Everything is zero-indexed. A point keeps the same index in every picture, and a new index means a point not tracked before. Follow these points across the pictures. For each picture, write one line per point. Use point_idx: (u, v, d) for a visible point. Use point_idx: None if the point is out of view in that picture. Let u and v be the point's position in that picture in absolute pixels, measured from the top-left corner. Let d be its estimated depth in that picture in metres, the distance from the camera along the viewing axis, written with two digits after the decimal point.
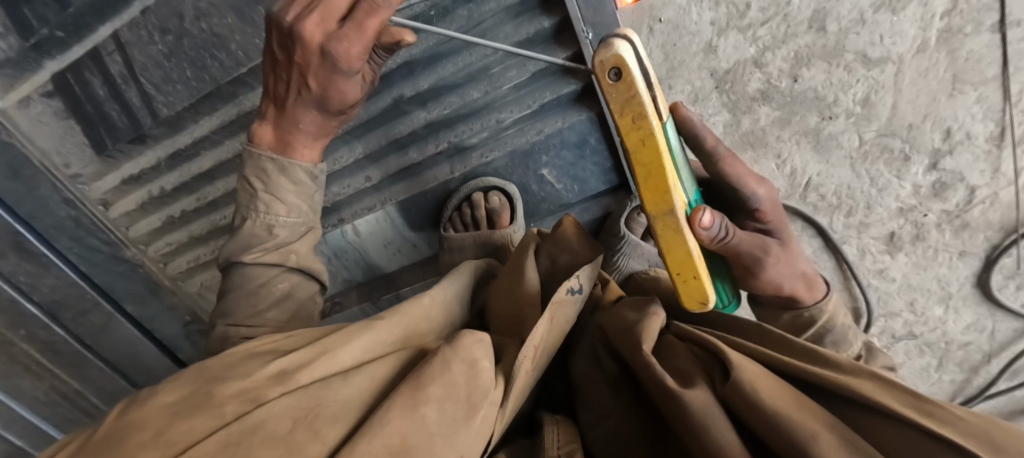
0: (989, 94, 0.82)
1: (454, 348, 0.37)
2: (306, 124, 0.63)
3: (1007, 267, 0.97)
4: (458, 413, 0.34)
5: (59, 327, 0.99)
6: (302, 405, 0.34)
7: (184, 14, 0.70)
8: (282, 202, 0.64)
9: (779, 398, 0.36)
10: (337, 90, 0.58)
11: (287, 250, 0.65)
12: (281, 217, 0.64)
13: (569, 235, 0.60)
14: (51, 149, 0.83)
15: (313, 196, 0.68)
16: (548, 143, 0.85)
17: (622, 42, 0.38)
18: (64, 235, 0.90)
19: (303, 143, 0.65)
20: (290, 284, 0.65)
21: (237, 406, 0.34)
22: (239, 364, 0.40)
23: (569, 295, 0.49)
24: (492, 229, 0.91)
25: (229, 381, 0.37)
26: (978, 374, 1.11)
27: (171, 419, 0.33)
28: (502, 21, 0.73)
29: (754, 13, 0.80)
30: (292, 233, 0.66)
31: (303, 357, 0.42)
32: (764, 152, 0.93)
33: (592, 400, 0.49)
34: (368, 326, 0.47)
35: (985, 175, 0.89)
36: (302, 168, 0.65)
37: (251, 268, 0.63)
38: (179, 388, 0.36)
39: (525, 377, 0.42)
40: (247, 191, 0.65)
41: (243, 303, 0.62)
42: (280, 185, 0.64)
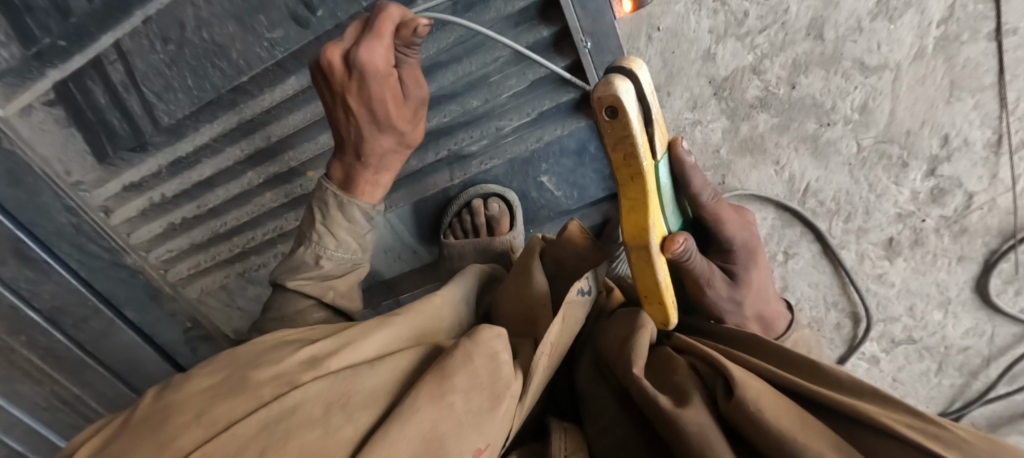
0: (986, 101, 0.82)
1: (476, 342, 0.38)
2: (369, 156, 0.67)
3: (1006, 272, 0.97)
4: (483, 404, 0.34)
5: (60, 334, 0.99)
6: (336, 391, 0.35)
7: (185, 24, 0.70)
8: (333, 237, 0.71)
9: (779, 415, 0.36)
10: (381, 109, 0.60)
11: (326, 285, 0.71)
12: (329, 251, 0.71)
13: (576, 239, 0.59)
14: (52, 156, 0.84)
15: (363, 234, 0.73)
16: (547, 150, 0.86)
17: (623, 82, 0.34)
18: (65, 241, 0.90)
19: (365, 177, 0.70)
20: (323, 316, 0.71)
21: (272, 390, 0.36)
22: (270, 352, 0.42)
23: (579, 297, 0.48)
24: (491, 236, 0.90)
25: (263, 368, 0.38)
26: (977, 378, 1.11)
27: (210, 402, 0.35)
28: (501, 31, 0.74)
29: (752, 21, 0.80)
30: (336, 267, 0.72)
31: (329, 346, 0.43)
32: (763, 158, 0.94)
33: (597, 416, 0.49)
34: (383, 322, 0.48)
35: (984, 181, 0.89)
36: (359, 207, 0.71)
37: (295, 295, 0.70)
38: (216, 374, 0.39)
39: (541, 374, 0.42)
40: (309, 219, 0.73)
41: (281, 325, 0.69)
42: (335, 219, 0.71)
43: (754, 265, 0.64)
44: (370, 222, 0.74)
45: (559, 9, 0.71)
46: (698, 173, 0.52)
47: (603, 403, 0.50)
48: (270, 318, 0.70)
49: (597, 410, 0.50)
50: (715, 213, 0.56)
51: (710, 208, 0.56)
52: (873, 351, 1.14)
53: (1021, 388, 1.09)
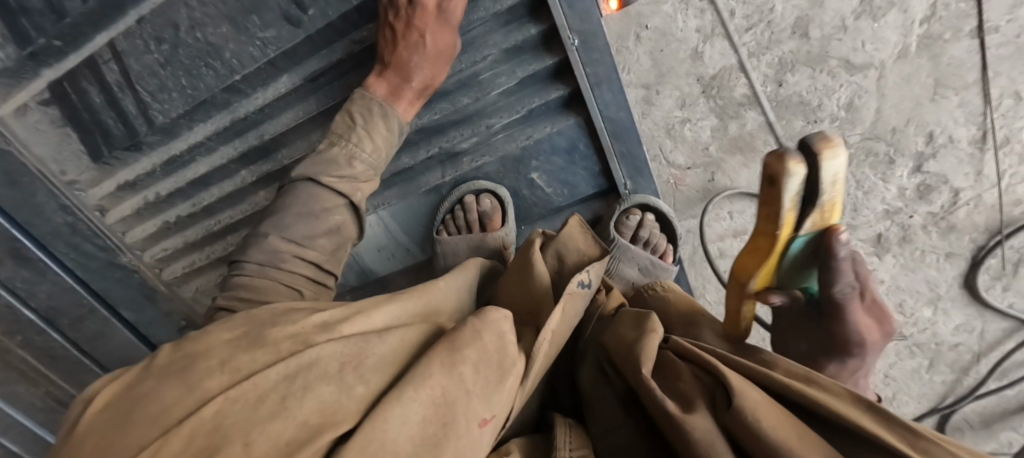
0: (970, 99, 0.84)
1: (483, 321, 0.38)
2: (415, 81, 0.74)
3: (993, 267, 0.99)
4: (491, 376, 0.36)
5: (56, 333, 0.99)
6: (348, 352, 0.37)
7: (179, 25, 0.72)
8: (372, 141, 0.75)
9: (781, 428, 0.37)
10: (444, 37, 0.72)
11: (355, 186, 0.76)
12: (365, 153, 0.76)
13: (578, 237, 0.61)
14: (47, 156, 0.84)
15: (393, 145, 0.79)
16: (537, 148, 0.87)
17: (794, 161, 0.32)
18: (60, 241, 0.91)
19: (407, 97, 0.76)
20: (343, 218, 0.76)
21: (291, 347, 0.39)
22: (287, 313, 0.45)
23: (579, 289, 0.50)
24: (483, 233, 0.93)
25: (283, 327, 0.41)
26: (967, 374, 1.11)
27: (234, 352, 0.39)
28: (491, 30, 0.76)
29: (738, 20, 0.82)
30: (364, 171, 0.77)
31: (344, 313, 0.45)
32: (753, 156, 0.93)
33: (603, 415, 0.50)
34: (390, 298, 0.48)
35: (970, 178, 0.91)
36: (396, 120, 0.77)
37: (323, 192, 0.74)
38: (239, 330, 0.42)
39: (542, 359, 0.43)
40: (347, 122, 0.75)
41: (305, 222, 0.72)
42: (376, 127, 0.75)
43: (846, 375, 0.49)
44: (401, 136, 0.79)
45: (547, 6, 0.72)
46: (847, 262, 0.38)
47: (608, 403, 0.50)
48: (288, 212, 0.72)
49: (604, 409, 0.50)
50: (839, 308, 0.42)
51: (836, 301, 0.41)
52: None
53: (1012, 383, 1.09)
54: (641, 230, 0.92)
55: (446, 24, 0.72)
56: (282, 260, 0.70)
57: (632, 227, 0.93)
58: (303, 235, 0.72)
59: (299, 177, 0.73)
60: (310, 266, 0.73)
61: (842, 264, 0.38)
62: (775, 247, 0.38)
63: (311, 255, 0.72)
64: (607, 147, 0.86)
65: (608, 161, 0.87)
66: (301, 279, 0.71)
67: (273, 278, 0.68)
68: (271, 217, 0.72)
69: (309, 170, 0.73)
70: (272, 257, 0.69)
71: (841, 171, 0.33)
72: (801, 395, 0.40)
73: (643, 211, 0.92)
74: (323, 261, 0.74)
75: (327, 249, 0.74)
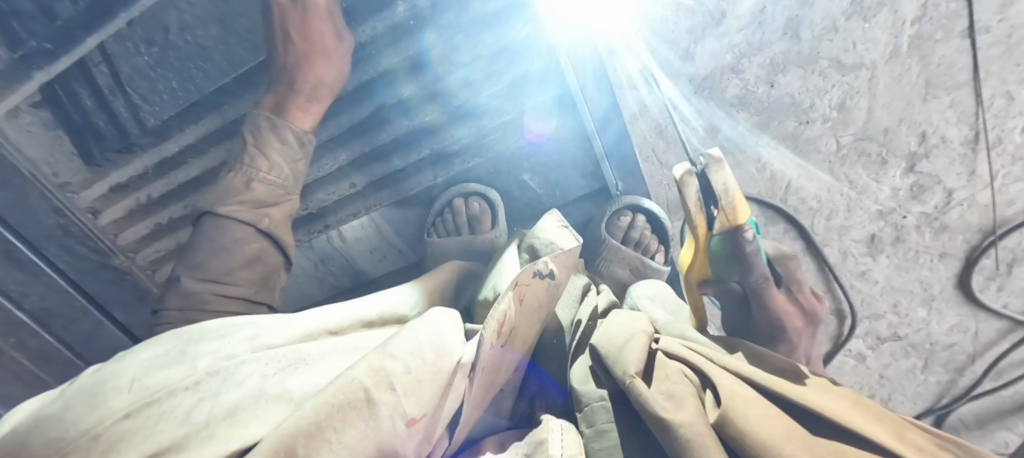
0: (962, 99, 0.84)
1: (422, 321, 0.36)
2: (302, 83, 0.67)
3: (988, 267, 0.98)
4: (425, 375, 0.33)
5: (45, 334, 0.96)
6: (277, 366, 0.36)
7: (168, 27, 0.73)
8: (266, 158, 0.66)
9: (773, 428, 0.36)
10: (315, 30, 0.66)
11: (262, 212, 0.66)
12: (263, 173, 0.66)
13: (556, 231, 0.56)
14: (40, 158, 0.84)
15: (298, 161, 0.69)
16: (527, 149, 0.89)
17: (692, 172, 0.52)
18: (53, 243, 0.90)
19: (298, 103, 0.68)
20: (261, 246, 0.66)
21: (210, 362, 0.37)
22: (214, 326, 0.43)
23: (540, 281, 0.48)
24: (473, 234, 0.91)
25: (207, 342, 0.40)
26: (963, 375, 1.11)
27: (147, 370, 0.36)
28: (479, 32, 0.75)
29: (729, 20, 0.82)
30: (269, 193, 0.67)
31: (277, 324, 0.43)
32: (744, 157, 0.95)
33: (589, 416, 0.46)
34: (344, 304, 0.48)
35: (963, 178, 0.90)
36: (292, 129, 0.68)
37: (227, 224, 0.63)
38: (155, 346, 0.39)
39: (490, 354, 0.40)
40: (239, 145, 0.67)
41: (215, 258, 0.62)
42: (269, 142, 0.66)
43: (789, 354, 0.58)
44: (304, 149, 0.70)
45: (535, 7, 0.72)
46: (755, 255, 0.52)
47: (599, 401, 0.46)
48: (199, 248, 0.63)
49: (593, 410, 0.46)
50: (759, 291, 0.54)
51: (755, 285, 0.54)
52: (860, 348, 1.14)
53: (1008, 382, 1.09)
54: (632, 230, 0.92)
55: (310, 15, 0.66)
56: (202, 303, 0.61)
57: (623, 228, 0.92)
58: (216, 272, 0.62)
59: (201, 211, 0.64)
60: (238, 301, 0.64)
61: (749, 256, 0.52)
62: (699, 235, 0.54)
63: (235, 293, 0.63)
64: (598, 147, 0.86)
65: (599, 162, 0.88)
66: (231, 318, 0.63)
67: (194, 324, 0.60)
68: (185, 257, 0.63)
69: (208, 202, 0.63)
70: (188, 302, 0.61)
71: (729, 180, 0.51)
72: (791, 397, 0.39)
73: (634, 213, 0.94)
74: (251, 294, 0.65)
75: (253, 282, 0.65)
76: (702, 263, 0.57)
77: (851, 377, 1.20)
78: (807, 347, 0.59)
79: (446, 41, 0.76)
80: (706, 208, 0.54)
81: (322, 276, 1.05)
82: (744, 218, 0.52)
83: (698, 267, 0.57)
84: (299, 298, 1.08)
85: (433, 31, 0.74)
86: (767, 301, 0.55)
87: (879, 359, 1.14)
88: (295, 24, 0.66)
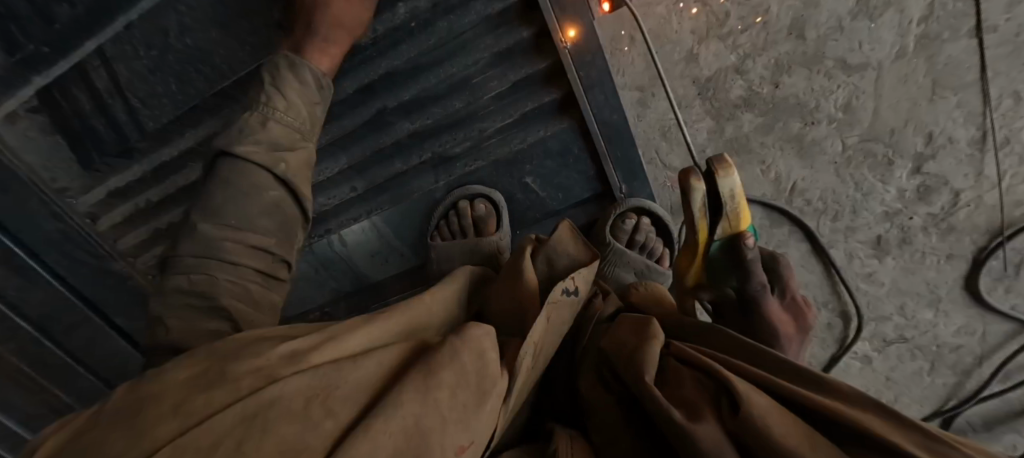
0: (968, 99, 0.83)
1: (461, 338, 0.36)
2: (320, 23, 0.65)
3: (995, 269, 0.97)
4: (468, 399, 0.33)
5: (47, 339, 0.95)
6: (314, 384, 0.32)
7: (169, 29, 0.71)
8: (283, 97, 0.63)
9: (795, 436, 0.34)
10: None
11: (278, 157, 0.62)
12: (280, 113, 0.62)
13: (570, 242, 0.58)
14: (37, 164, 0.82)
15: (315, 105, 0.66)
16: (532, 152, 0.87)
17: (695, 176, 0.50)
18: (53, 249, 0.88)
19: (318, 44, 0.66)
20: (279, 195, 0.62)
21: (254, 383, 0.32)
22: (249, 342, 0.38)
23: (566, 298, 0.48)
24: (478, 236, 0.91)
25: (248, 359, 0.34)
26: (970, 377, 1.10)
27: (189, 393, 0.32)
28: (481, 33, 0.75)
29: (733, 21, 0.82)
30: (285, 136, 0.63)
31: (315, 337, 0.39)
32: (749, 158, 0.93)
33: (597, 425, 0.46)
34: (368, 319, 0.44)
35: (970, 179, 0.89)
36: (312, 72, 0.65)
37: (246, 167, 0.60)
38: (195, 367, 0.35)
39: (524, 374, 0.41)
40: (257, 85, 0.64)
41: (233, 203, 0.59)
42: (286, 81, 0.63)
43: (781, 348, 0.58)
44: (322, 93, 0.67)
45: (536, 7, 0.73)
46: (755, 263, 0.52)
47: (604, 410, 0.46)
48: (215, 195, 0.59)
49: (599, 418, 0.46)
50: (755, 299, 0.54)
51: (752, 293, 0.54)
52: (865, 350, 1.13)
53: (1016, 385, 1.08)
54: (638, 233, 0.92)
55: None
56: (222, 251, 0.58)
57: (629, 232, 0.92)
58: (234, 219, 0.59)
59: (216, 151, 0.60)
60: (256, 253, 0.61)
61: (749, 264, 0.52)
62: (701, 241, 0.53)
63: (252, 240, 0.60)
64: (603, 149, 0.85)
65: (603, 165, 0.87)
66: (248, 273, 0.60)
67: (212, 273, 0.57)
68: (198, 202, 0.59)
69: (223, 142, 0.60)
70: (205, 250, 0.58)
71: (736, 186, 0.49)
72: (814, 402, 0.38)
73: (639, 215, 0.92)
74: (271, 245, 0.62)
75: (275, 232, 0.62)
76: (699, 267, 0.57)
77: (857, 381, 1.18)
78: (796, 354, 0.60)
79: (450, 40, 0.75)
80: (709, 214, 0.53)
81: (322, 281, 1.03)
82: (745, 226, 0.51)
83: (693, 270, 0.57)
84: (298, 303, 1.07)
85: (438, 31, 0.73)
86: (763, 308, 0.55)
87: (884, 361, 1.13)
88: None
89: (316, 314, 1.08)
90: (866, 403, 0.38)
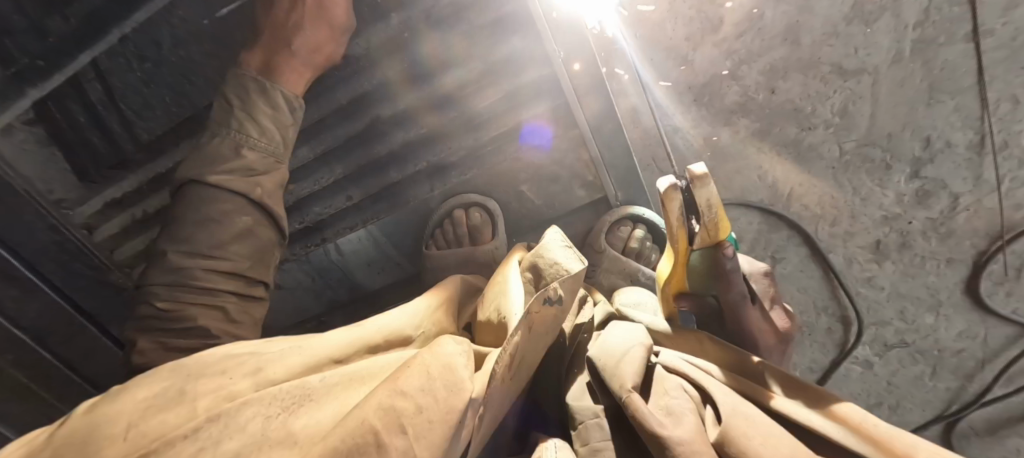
0: (966, 103, 0.82)
1: (432, 353, 0.33)
2: (299, 46, 0.65)
3: (996, 273, 0.96)
4: (435, 416, 0.29)
5: (44, 350, 0.89)
6: (279, 404, 0.32)
7: (161, 42, 0.73)
8: (258, 124, 0.63)
9: (776, 450, 0.35)
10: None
11: (253, 182, 0.63)
12: (255, 140, 0.63)
13: (561, 251, 0.51)
14: (32, 175, 0.80)
15: (289, 127, 0.67)
16: (525, 161, 0.88)
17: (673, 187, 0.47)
18: (48, 260, 0.85)
19: (293, 66, 0.66)
20: (252, 219, 0.63)
21: (212, 404, 0.32)
22: (214, 359, 0.36)
23: (548, 307, 0.43)
24: (473, 246, 0.91)
25: (208, 380, 0.34)
26: (972, 381, 1.09)
27: (146, 415, 0.30)
28: (473, 42, 0.74)
29: (728, 27, 0.81)
30: (261, 160, 0.64)
31: (281, 353, 0.38)
32: (745, 164, 0.94)
33: (583, 433, 0.42)
34: (346, 331, 0.43)
35: (968, 183, 0.89)
36: (285, 94, 0.65)
37: (218, 194, 0.60)
38: (152, 384, 0.33)
39: (500, 387, 0.38)
40: (224, 107, 0.63)
41: (204, 230, 0.59)
42: (258, 107, 0.63)
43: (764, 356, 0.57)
44: (295, 115, 0.67)
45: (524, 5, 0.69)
46: (734, 272, 0.52)
47: (592, 419, 0.43)
48: (183, 223, 0.59)
49: (586, 428, 0.43)
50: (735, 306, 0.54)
51: (732, 299, 0.53)
52: (866, 355, 1.12)
53: (1018, 389, 1.07)
54: (634, 241, 0.92)
55: None
56: (190, 277, 0.58)
57: (623, 239, 0.93)
58: (206, 246, 0.59)
59: (184, 180, 0.60)
60: (230, 278, 0.62)
61: (727, 273, 0.52)
62: (682, 250, 0.52)
63: (227, 267, 0.61)
64: (598, 159, 0.87)
65: (598, 173, 0.89)
66: (224, 296, 0.61)
67: (183, 300, 0.57)
68: (168, 229, 0.59)
69: (192, 170, 0.60)
70: (177, 278, 0.58)
71: (714, 195, 0.47)
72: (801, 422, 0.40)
73: (635, 223, 0.94)
74: (245, 268, 0.63)
75: (246, 257, 0.63)
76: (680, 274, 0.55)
77: (857, 384, 1.18)
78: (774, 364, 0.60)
79: (442, 43, 0.74)
80: (688, 222, 0.51)
81: (320, 289, 1.04)
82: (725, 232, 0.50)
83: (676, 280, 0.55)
84: (296, 310, 1.07)
85: (429, 39, 0.73)
86: (742, 317, 0.54)
87: (885, 365, 1.13)
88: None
89: (314, 321, 1.08)
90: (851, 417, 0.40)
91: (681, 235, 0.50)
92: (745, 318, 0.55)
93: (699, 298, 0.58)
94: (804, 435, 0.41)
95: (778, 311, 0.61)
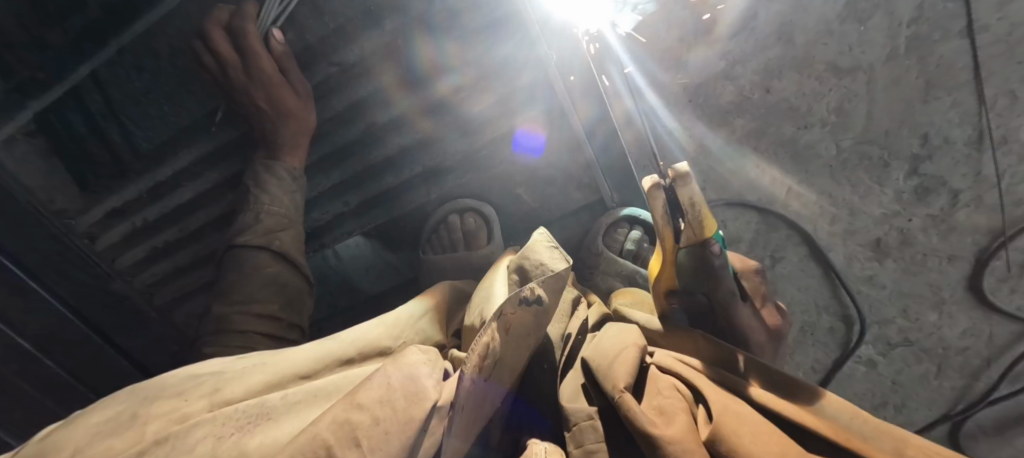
0: (963, 99, 0.82)
1: (396, 364, 0.33)
2: (285, 135, 0.76)
3: (999, 269, 0.94)
4: (393, 426, 0.29)
5: (46, 357, 0.88)
6: (230, 425, 0.32)
7: (158, 53, 0.74)
8: (266, 193, 0.75)
9: (767, 445, 0.35)
10: (280, 97, 0.73)
11: (272, 236, 0.76)
12: (268, 206, 0.75)
13: (547, 252, 0.52)
14: (36, 186, 0.79)
15: (295, 194, 0.79)
16: (518, 169, 0.90)
17: (654, 186, 0.48)
18: (52, 269, 0.85)
19: (286, 149, 0.77)
20: (279, 268, 0.76)
21: (160, 428, 0.32)
22: (176, 378, 0.38)
23: (524, 308, 0.42)
24: (468, 250, 0.91)
25: (163, 403, 0.34)
26: (979, 380, 1.08)
27: (93, 439, 0.31)
28: (467, 50, 0.75)
29: (721, 29, 0.84)
30: (276, 222, 0.76)
31: (242, 373, 0.39)
32: (742, 163, 0.94)
33: (576, 435, 0.42)
34: (318, 344, 0.44)
35: (968, 179, 0.88)
36: (286, 168, 0.77)
37: (248, 251, 0.74)
38: (109, 409, 0.34)
39: (474, 391, 0.36)
40: (246, 189, 0.78)
41: (239, 283, 0.72)
42: (266, 181, 0.76)
43: (762, 351, 0.56)
44: (297, 182, 0.79)
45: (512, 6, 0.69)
46: (723, 269, 0.51)
47: (586, 420, 0.42)
48: (228, 281, 0.73)
49: (580, 429, 0.42)
50: (727, 304, 0.53)
51: (724, 298, 0.53)
52: (870, 354, 1.11)
53: None
54: (630, 242, 0.92)
55: (268, 84, 0.72)
56: (233, 323, 0.69)
57: (620, 241, 0.93)
58: (241, 297, 0.71)
59: (224, 247, 0.75)
60: (264, 322, 0.72)
61: (716, 270, 0.51)
62: (670, 248, 0.52)
63: (260, 309, 0.72)
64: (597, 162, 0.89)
65: (593, 174, 0.91)
66: (257, 337, 0.70)
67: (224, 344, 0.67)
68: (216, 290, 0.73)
69: (228, 239, 0.75)
70: (221, 324, 0.69)
71: (698, 194, 0.47)
72: (792, 420, 0.39)
73: (631, 224, 0.95)
74: (275, 310, 0.73)
75: (277, 299, 0.74)
76: (671, 272, 0.55)
77: (862, 384, 1.16)
78: (769, 362, 0.59)
79: (435, 48, 0.75)
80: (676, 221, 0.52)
81: (320, 295, 1.05)
82: (713, 231, 0.50)
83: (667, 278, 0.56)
84: None
85: (422, 44, 0.74)
86: (734, 315, 0.54)
87: (890, 364, 1.11)
88: (261, 98, 0.74)
89: (314, 327, 1.10)
90: (846, 419, 0.40)
91: (668, 233, 0.51)
92: (739, 313, 0.54)
93: (689, 295, 0.57)
94: (802, 438, 0.39)
95: (768, 308, 0.61)
